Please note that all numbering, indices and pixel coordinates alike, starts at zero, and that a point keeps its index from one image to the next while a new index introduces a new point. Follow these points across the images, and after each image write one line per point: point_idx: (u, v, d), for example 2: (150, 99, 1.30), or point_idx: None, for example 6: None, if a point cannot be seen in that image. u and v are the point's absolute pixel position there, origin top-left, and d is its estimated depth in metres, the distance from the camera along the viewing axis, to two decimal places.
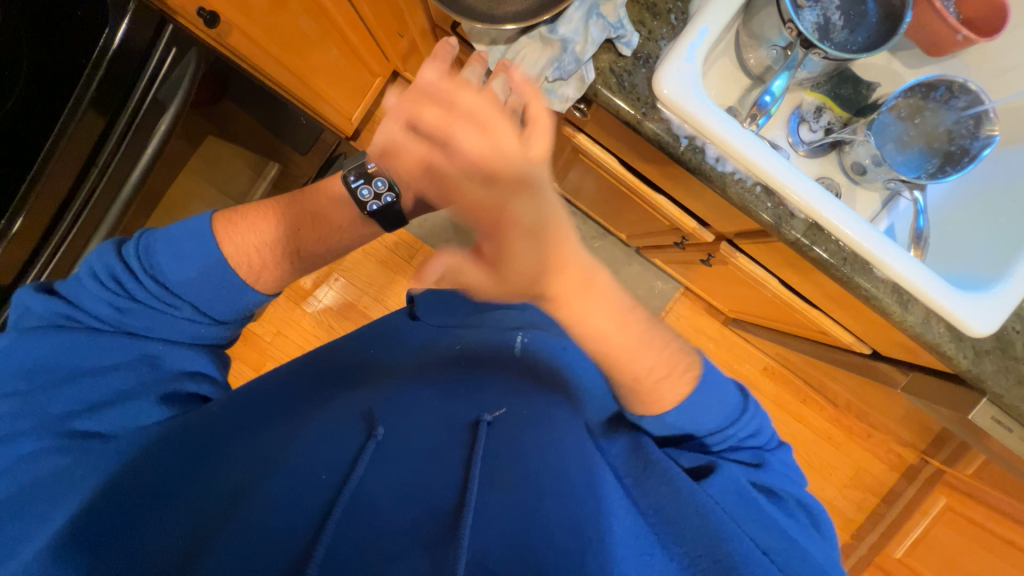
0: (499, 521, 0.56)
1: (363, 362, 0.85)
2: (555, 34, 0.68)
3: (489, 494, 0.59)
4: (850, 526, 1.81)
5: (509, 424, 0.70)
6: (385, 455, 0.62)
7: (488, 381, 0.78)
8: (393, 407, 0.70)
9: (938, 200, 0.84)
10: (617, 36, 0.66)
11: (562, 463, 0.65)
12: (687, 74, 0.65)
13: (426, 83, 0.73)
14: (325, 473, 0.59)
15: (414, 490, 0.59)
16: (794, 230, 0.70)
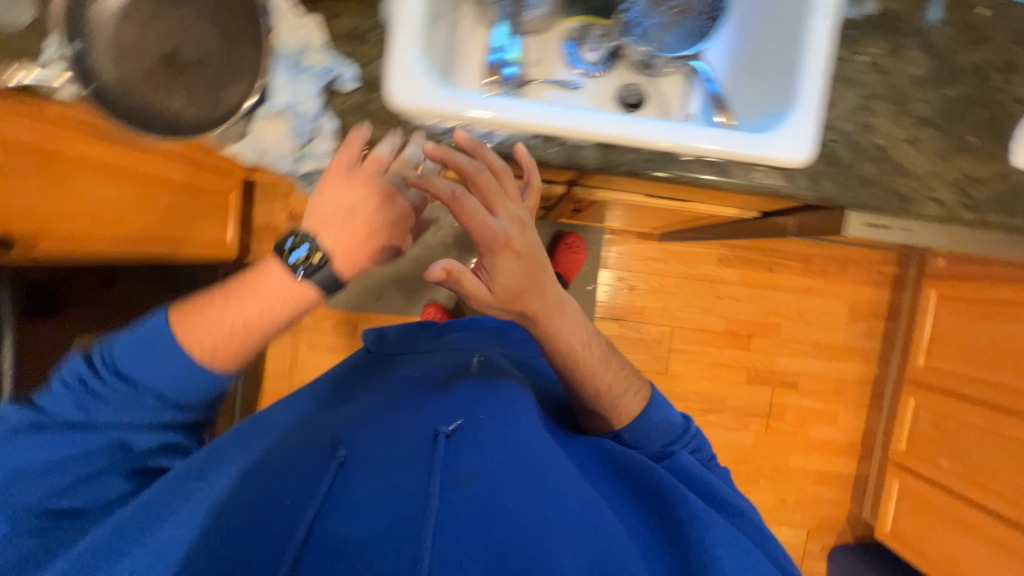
0: (463, 531, 0.62)
1: (334, 420, 0.81)
2: (276, 106, 0.66)
3: (451, 495, 0.65)
4: (871, 356, 1.83)
5: (481, 434, 0.73)
6: (347, 496, 0.67)
7: (459, 392, 0.81)
8: (357, 448, 0.73)
9: (722, 64, 0.84)
10: (331, 79, 0.66)
11: (529, 459, 0.70)
12: (414, 77, 0.65)
13: (342, 159, 0.64)
14: (293, 496, 0.67)
15: (375, 511, 0.64)
16: (588, 161, 0.70)
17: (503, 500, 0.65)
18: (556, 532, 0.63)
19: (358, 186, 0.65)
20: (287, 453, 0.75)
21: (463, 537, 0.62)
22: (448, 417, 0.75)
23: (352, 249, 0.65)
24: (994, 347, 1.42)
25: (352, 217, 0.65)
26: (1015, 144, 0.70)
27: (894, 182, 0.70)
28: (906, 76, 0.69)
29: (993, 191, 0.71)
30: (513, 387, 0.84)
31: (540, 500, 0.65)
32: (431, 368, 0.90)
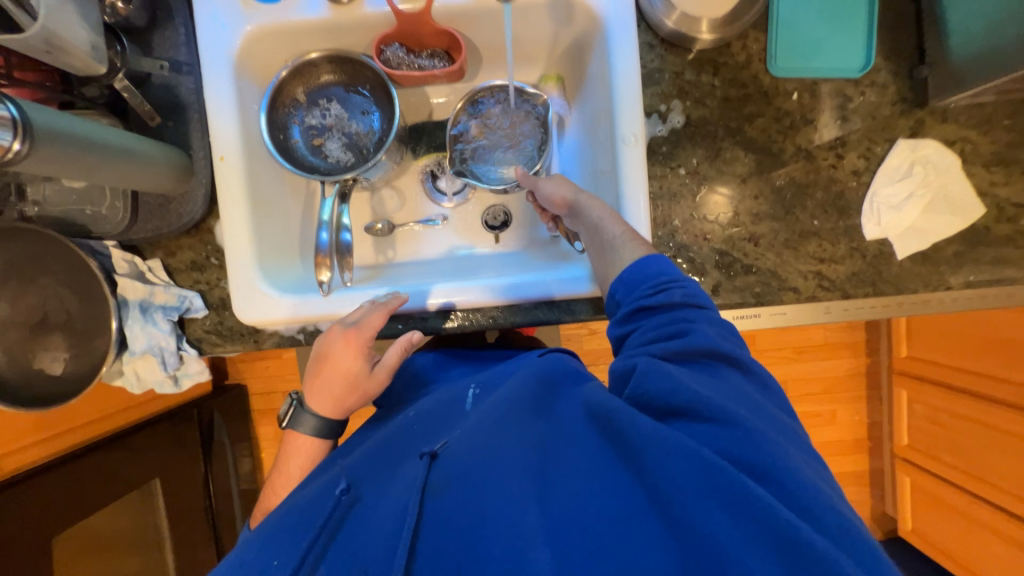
0: (450, 533, 0.46)
1: (403, 429, 0.62)
2: (137, 352, 0.69)
3: (430, 508, 0.48)
4: (860, 346, 1.65)
5: (456, 449, 0.52)
6: (354, 521, 0.51)
7: (431, 409, 0.64)
8: (367, 483, 0.55)
9: (572, 169, 0.82)
10: (184, 310, 0.70)
11: (489, 455, 0.49)
12: (254, 293, 0.69)
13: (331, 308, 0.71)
14: (301, 521, 0.52)
15: (372, 539, 0.48)
16: (436, 329, 0.74)
17: (455, 507, 0.47)
18: (519, 509, 0.45)
19: (336, 339, 0.67)
20: (376, 454, 0.60)
21: (455, 528, 0.46)
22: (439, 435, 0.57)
23: (342, 395, 0.68)
24: (970, 334, 1.31)
25: (336, 360, 0.67)
26: (859, 218, 0.69)
27: (741, 282, 0.70)
28: (730, 179, 0.69)
29: (849, 269, 0.69)
30: (485, 435, 0.52)
31: (529, 482, 0.46)
32: (434, 401, 0.66)
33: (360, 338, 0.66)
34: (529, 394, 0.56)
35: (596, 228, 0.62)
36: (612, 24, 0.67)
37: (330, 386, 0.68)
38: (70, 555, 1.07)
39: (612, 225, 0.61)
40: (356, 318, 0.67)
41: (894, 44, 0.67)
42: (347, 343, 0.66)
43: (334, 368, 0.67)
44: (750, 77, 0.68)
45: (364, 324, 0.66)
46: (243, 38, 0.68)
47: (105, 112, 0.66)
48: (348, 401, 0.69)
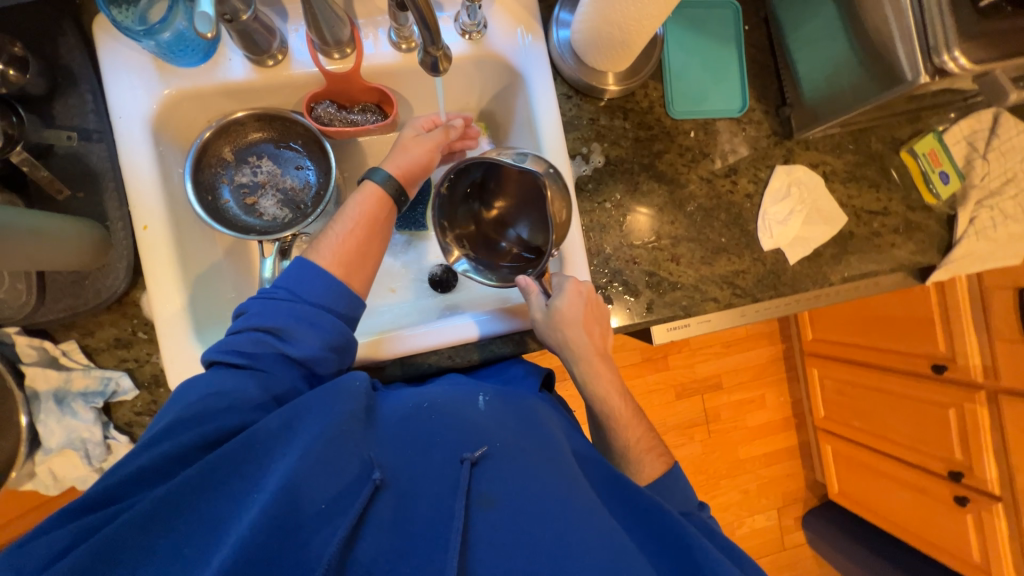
0: (503, 537, 0.47)
1: (427, 415, 0.56)
2: (55, 448, 0.63)
3: (478, 520, 0.48)
4: (775, 334, 1.84)
5: (502, 456, 0.52)
6: (388, 513, 0.48)
7: (456, 398, 0.59)
8: (403, 472, 0.50)
9: None
10: (109, 394, 0.64)
11: (541, 475, 0.51)
12: (191, 363, 0.64)
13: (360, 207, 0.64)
14: (323, 503, 0.45)
15: (421, 540, 0.46)
16: (394, 377, 0.72)
17: (507, 522, 0.48)
18: (579, 529, 0.48)
19: (354, 230, 0.63)
20: (411, 442, 0.53)
21: (507, 532, 0.47)
22: (479, 433, 0.54)
23: (352, 263, 0.62)
24: (857, 315, 1.53)
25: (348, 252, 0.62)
26: (757, 232, 0.80)
27: (671, 297, 0.78)
28: (648, 209, 0.78)
29: (755, 277, 0.80)
30: (539, 462, 0.53)
31: (585, 508, 0.50)
32: (448, 392, 0.60)
33: (369, 213, 0.64)
34: (555, 426, 0.60)
35: (600, 405, 0.66)
36: (530, 73, 0.73)
37: (335, 255, 0.61)
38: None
39: (613, 405, 0.67)
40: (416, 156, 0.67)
41: (762, 88, 0.81)
42: (362, 224, 0.63)
43: (339, 242, 0.62)
44: (654, 120, 0.78)
45: (365, 203, 0.64)
46: (157, 103, 0.65)
47: (0, 188, 0.60)
48: (357, 270, 0.62)
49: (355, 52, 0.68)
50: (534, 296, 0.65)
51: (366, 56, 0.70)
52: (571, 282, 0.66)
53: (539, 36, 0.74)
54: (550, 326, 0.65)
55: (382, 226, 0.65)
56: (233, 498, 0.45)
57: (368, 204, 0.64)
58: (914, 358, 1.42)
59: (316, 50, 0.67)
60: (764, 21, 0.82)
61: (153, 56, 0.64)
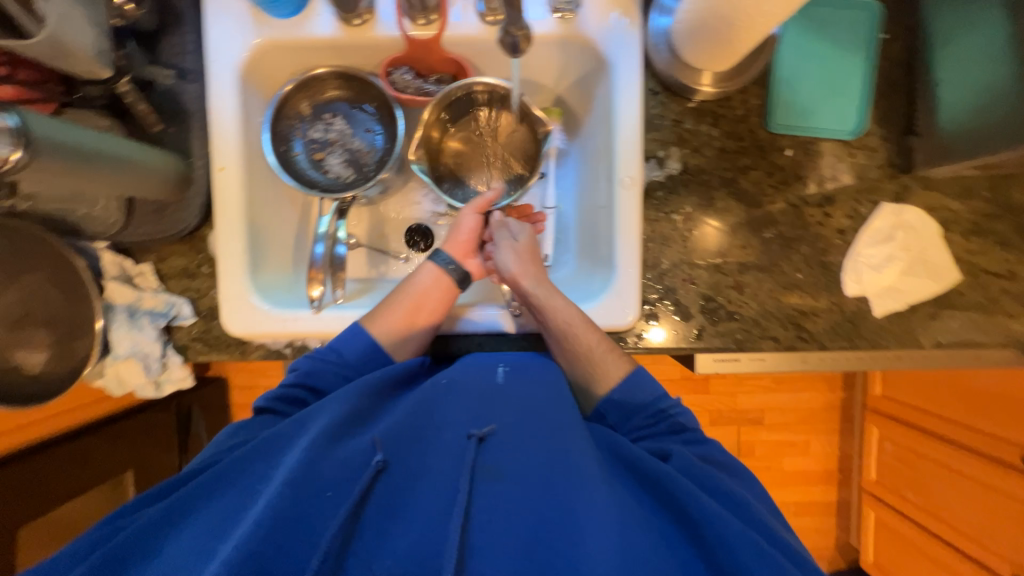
0: (507, 529, 0.43)
1: (433, 395, 0.54)
2: (121, 355, 0.69)
3: (484, 494, 0.45)
4: (835, 380, 1.67)
5: (512, 439, 0.49)
6: (394, 492, 0.46)
7: (469, 379, 0.56)
8: (408, 445, 0.48)
9: (572, 196, 0.80)
10: (172, 316, 0.70)
11: (551, 457, 0.47)
12: (242, 303, 0.69)
13: (408, 295, 0.65)
14: (331, 488, 0.44)
15: (423, 520, 0.44)
16: None
17: (513, 500, 0.45)
18: (590, 508, 0.43)
19: (410, 302, 0.65)
20: (418, 419, 0.50)
21: (511, 525, 0.43)
22: (487, 409, 0.51)
23: (401, 335, 0.64)
24: (944, 381, 1.35)
25: (403, 321, 0.64)
26: (841, 274, 0.71)
27: (726, 326, 0.71)
28: (718, 228, 0.71)
29: (828, 322, 0.72)
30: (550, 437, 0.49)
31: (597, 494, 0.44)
32: (466, 372, 0.58)
33: (423, 293, 0.65)
34: (576, 404, 0.54)
35: (550, 315, 0.64)
36: (618, 64, 0.68)
37: (386, 329, 0.64)
38: (43, 543, 1.02)
39: (562, 312, 0.63)
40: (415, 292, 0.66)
41: (886, 110, 0.70)
42: (407, 305, 0.65)
43: (395, 313, 0.64)
44: (747, 130, 0.70)
45: (424, 283, 0.66)
46: (249, 50, 0.67)
47: (104, 113, 0.65)
48: (401, 346, 0.64)
49: (439, 19, 0.67)
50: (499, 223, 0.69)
51: (451, 25, 0.68)
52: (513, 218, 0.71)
53: (635, 21, 0.67)
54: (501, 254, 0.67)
55: (431, 311, 0.66)
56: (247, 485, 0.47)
57: (413, 292, 0.66)
58: (1004, 443, 1.24)
59: (403, 14, 0.66)
60: (906, 31, 0.70)
61: (251, 4, 0.66)
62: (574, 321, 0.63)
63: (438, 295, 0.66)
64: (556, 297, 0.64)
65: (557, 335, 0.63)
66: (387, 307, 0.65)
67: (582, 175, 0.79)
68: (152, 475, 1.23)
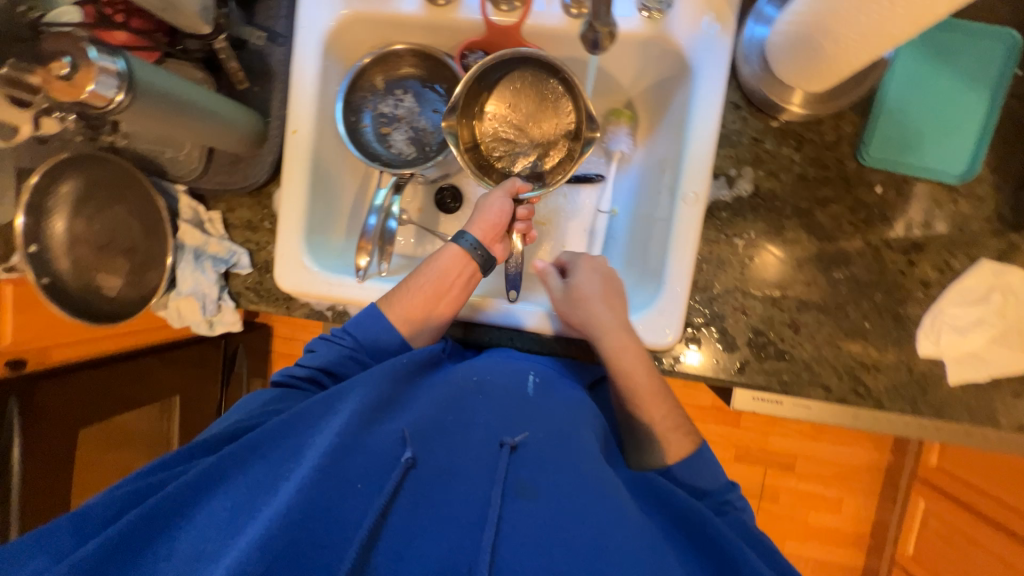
0: (534, 551, 0.41)
1: (465, 396, 0.53)
2: (183, 293, 0.75)
3: (512, 508, 0.44)
4: (884, 441, 1.54)
5: (540, 451, 0.48)
6: (424, 491, 0.45)
7: (499, 381, 0.56)
8: (437, 445, 0.48)
9: (629, 204, 0.77)
10: (232, 264, 0.75)
11: (580, 478, 0.45)
12: (295, 262, 0.72)
13: (429, 279, 0.64)
14: (361, 481, 0.45)
15: (451, 526, 0.43)
16: (453, 337, 0.73)
17: (544, 518, 0.43)
18: (619, 535, 0.42)
19: (432, 284, 0.64)
20: (449, 419, 0.50)
21: (544, 548, 0.41)
22: (517, 420, 0.50)
23: (420, 317, 0.64)
24: (1015, 466, 1.21)
25: (423, 303, 0.64)
26: (917, 330, 0.64)
27: (774, 366, 0.67)
28: (783, 260, 0.66)
29: (889, 380, 0.65)
30: (575, 456, 0.47)
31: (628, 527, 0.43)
32: (496, 373, 0.57)
33: (444, 274, 0.64)
34: (597, 428, 0.54)
35: (615, 370, 0.62)
36: (701, 71, 0.64)
37: (405, 309, 0.63)
38: (99, 448, 1.13)
39: (628, 369, 0.62)
40: (436, 274, 0.64)
41: (1005, 157, 0.62)
42: (428, 285, 0.64)
43: (416, 294, 0.64)
44: (834, 159, 0.64)
45: (446, 266, 0.65)
46: (335, 21, 0.69)
47: (200, 67, 0.70)
48: (422, 326, 0.64)
49: (523, 7, 0.65)
50: (551, 276, 0.68)
51: (532, 14, 0.66)
52: (584, 260, 0.68)
53: (728, 28, 0.63)
54: (561, 304, 0.65)
55: (452, 293, 0.65)
56: (284, 458, 0.48)
57: (436, 274, 0.64)
58: None
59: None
60: None
61: None
62: (637, 378, 0.61)
63: (460, 274, 0.65)
64: (624, 350, 0.62)
65: (619, 386, 0.62)
66: (405, 287, 0.65)
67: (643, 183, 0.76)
68: (195, 405, 1.33)
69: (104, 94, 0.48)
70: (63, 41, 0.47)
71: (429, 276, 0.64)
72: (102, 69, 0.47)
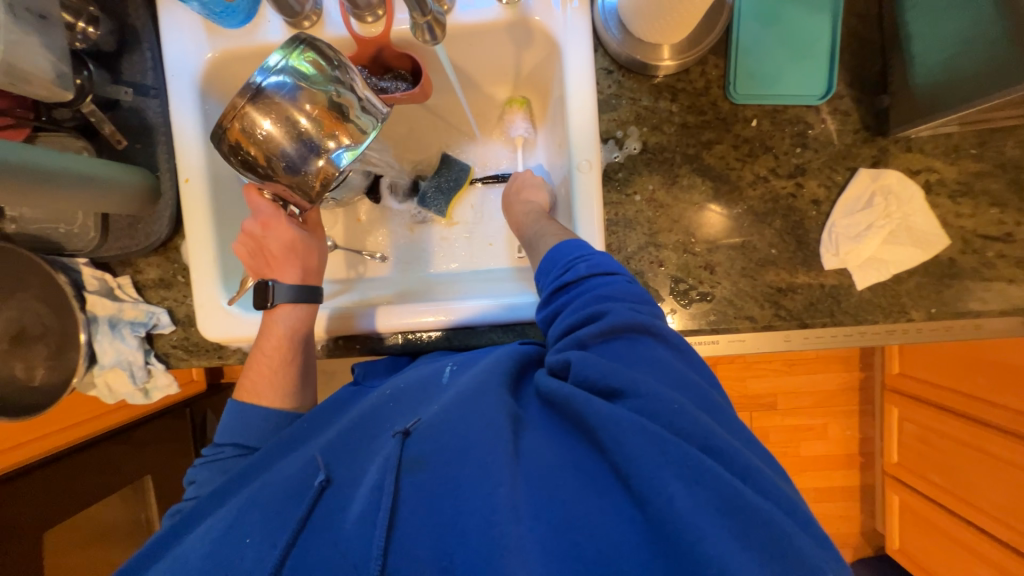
0: (426, 518, 0.41)
1: (375, 407, 0.54)
2: (107, 365, 0.73)
3: (407, 486, 0.44)
4: (853, 360, 1.60)
5: (435, 425, 0.47)
6: (332, 507, 0.45)
7: (409, 382, 0.57)
8: (346, 460, 0.49)
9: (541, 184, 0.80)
10: (152, 325, 0.73)
11: (469, 433, 0.45)
12: (215, 309, 0.70)
13: (267, 349, 0.64)
14: (252, 533, 0.45)
15: (348, 524, 0.43)
16: (392, 349, 0.73)
17: (437, 482, 0.43)
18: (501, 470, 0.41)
19: (268, 356, 0.64)
20: (353, 433, 0.52)
21: (432, 516, 0.41)
22: (418, 411, 0.51)
23: (279, 387, 0.64)
24: (966, 355, 1.27)
25: (267, 373, 0.63)
26: (818, 246, 0.68)
27: (700, 308, 0.69)
28: (685, 206, 0.68)
29: (807, 298, 0.68)
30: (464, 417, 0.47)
31: (503, 454, 0.43)
32: (411, 377, 0.58)
33: (277, 339, 0.64)
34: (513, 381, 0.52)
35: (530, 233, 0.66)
36: (567, 43, 0.66)
37: (260, 391, 0.64)
38: (67, 547, 1.08)
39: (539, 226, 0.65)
40: (270, 344, 0.64)
41: (857, 71, 0.67)
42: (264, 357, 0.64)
43: (269, 374, 0.64)
44: (708, 103, 0.68)
45: (278, 332, 0.65)
46: (206, 63, 0.69)
47: (77, 135, 0.68)
48: (298, 396, 0.66)
49: (385, 14, 0.66)
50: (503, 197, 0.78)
51: (397, 20, 0.67)
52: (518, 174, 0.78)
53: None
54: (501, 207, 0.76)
55: (296, 351, 0.65)
56: (203, 524, 0.49)
57: (269, 343, 0.64)
58: None
59: (349, 13, 0.66)
60: None
61: (203, 17, 0.67)
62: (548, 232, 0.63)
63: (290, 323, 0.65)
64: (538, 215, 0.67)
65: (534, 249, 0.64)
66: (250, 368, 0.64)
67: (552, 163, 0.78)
68: (168, 480, 1.28)
69: None
70: None
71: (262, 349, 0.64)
72: None
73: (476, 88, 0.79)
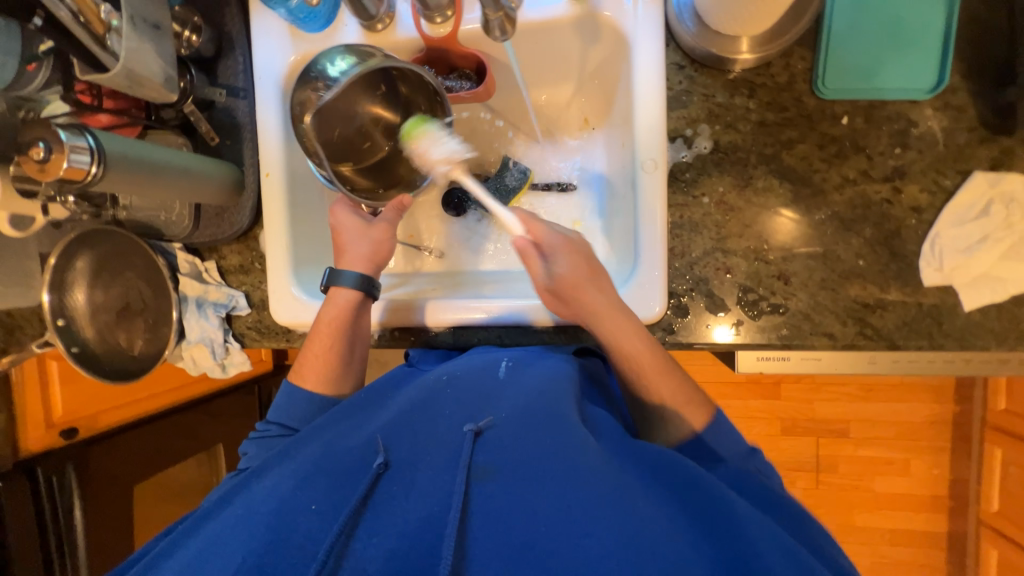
0: (501, 530, 0.43)
1: (435, 392, 0.55)
2: (193, 341, 0.80)
3: (479, 490, 0.45)
4: (945, 390, 1.42)
5: (507, 431, 0.48)
6: (393, 493, 0.46)
7: (467, 371, 0.57)
8: (402, 444, 0.50)
9: (603, 184, 0.78)
10: (231, 307, 0.80)
11: (549, 447, 0.46)
12: (285, 296, 0.75)
13: (318, 338, 0.67)
14: (315, 502, 0.46)
15: (418, 518, 0.44)
16: (444, 343, 0.75)
17: (511, 491, 0.44)
18: (586, 495, 0.43)
19: (317, 342, 0.67)
20: (411, 415, 0.52)
21: (510, 528, 0.43)
22: (482, 407, 0.52)
23: (324, 373, 0.66)
24: None
25: (318, 359, 0.66)
26: (918, 260, 0.60)
27: (772, 322, 0.64)
28: (760, 210, 0.63)
29: (899, 316, 0.61)
30: (542, 430, 0.48)
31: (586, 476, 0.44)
32: (467, 365, 0.59)
33: (325, 324, 0.67)
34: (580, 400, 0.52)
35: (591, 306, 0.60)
36: (637, 38, 0.64)
37: (310, 374, 0.66)
38: (154, 502, 1.21)
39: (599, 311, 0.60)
40: (319, 329, 0.67)
41: (975, 62, 0.59)
42: (313, 340, 0.67)
43: (313, 360, 0.66)
44: (792, 99, 0.62)
45: (328, 315, 0.67)
46: (289, 65, 0.74)
47: (179, 132, 0.76)
48: (339, 383, 0.67)
49: (454, 15, 0.68)
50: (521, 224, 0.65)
51: (466, 20, 0.68)
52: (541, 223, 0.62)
53: None
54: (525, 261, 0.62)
55: (342, 340, 0.67)
56: (264, 483, 0.51)
57: (319, 330, 0.67)
58: None
59: (419, 15, 0.68)
60: None
61: (289, 23, 0.72)
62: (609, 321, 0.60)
63: (338, 307, 0.67)
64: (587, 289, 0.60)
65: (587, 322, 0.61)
66: (305, 349, 0.68)
67: (615, 161, 0.76)
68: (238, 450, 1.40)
69: (79, 167, 0.53)
70: (38, 127, 0.52)
71: (314, 334, 0.67)
72: (74, 146, 0.52)
73: (540, 87, 0.78)
